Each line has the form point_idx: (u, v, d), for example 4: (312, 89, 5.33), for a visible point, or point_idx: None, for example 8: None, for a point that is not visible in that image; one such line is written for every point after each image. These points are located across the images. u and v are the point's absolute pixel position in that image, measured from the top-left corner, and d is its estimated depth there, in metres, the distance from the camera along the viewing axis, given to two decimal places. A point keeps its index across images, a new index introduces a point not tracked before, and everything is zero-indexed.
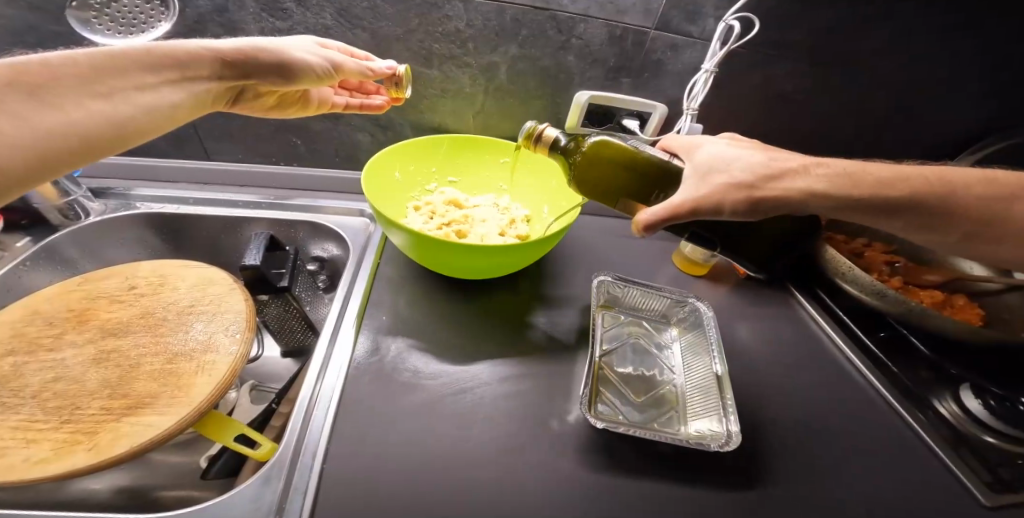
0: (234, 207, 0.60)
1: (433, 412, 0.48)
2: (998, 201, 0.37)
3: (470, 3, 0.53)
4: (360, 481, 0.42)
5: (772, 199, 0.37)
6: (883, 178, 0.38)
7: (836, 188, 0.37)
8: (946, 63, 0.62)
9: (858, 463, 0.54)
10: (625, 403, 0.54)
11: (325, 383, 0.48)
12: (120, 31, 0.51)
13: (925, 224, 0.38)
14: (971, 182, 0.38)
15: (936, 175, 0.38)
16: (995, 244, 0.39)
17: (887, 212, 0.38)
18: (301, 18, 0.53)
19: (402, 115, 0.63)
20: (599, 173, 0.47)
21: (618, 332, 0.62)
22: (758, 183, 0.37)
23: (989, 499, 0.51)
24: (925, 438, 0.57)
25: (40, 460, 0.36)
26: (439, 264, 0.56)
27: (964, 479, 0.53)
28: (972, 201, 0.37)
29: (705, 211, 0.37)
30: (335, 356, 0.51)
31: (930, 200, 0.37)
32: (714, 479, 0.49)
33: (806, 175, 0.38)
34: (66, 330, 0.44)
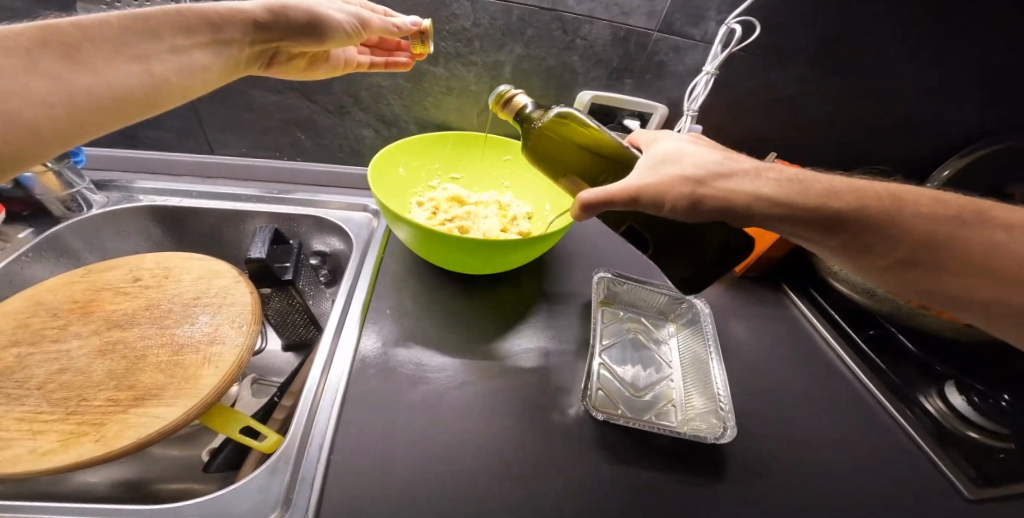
0: (237, 200, 0.60)
1: (436, 405, 0.49)
2: (944, 226, 0.36)
3: (477, 3, 0.53)
4: (365, 474, 0.42)
5: (727, 202, 0.37)
6: (823, 187, 0.38)
7: (786, 193, 0.37)
8: (933, 70, 0.65)
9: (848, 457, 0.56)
10: (623, 396, 0.55)
11: (331, 376, 0.49)
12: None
13: (863, 243, 0.37)
14: (924, 202, 0.37)
15: (885, 192, 0.37)
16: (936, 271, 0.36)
17: (834, 223, 0.37)
18: None
19: (407, 111, 0.63)
20: (555, 145, 0.45)
21: (616, 328, 0.63)
22: (716, 182, 0.37)
23: (972, 493, 0.53)
24: (912, 434, 0.59)
25: (46, 451, 0.35)
26: (441, 258, 0.57)
27: (949, 473, 0.55)
28: (927, 227, 0.36)
29: (648, 201, 0.37)
30: (341, 350, 0.51)
31: (871, 216, 0.36)
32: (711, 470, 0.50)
33: (757, 177, 0.38)
34: (70, 321, 0.43)
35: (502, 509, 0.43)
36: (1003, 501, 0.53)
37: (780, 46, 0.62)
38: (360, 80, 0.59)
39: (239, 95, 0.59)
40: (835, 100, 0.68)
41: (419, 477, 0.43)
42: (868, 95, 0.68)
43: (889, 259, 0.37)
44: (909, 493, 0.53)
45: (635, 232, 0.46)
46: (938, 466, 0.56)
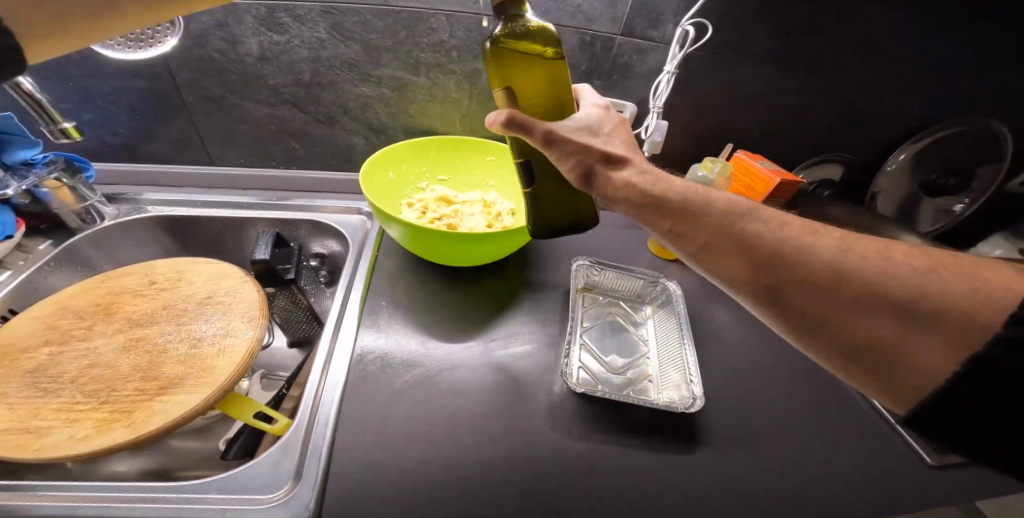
0: (238, 207, 0.64)
1: (428, 390, 0.53)
2: (742, 220, 0.36)
3: (453, 16, 0.58)
4: (363, 455, 0.47)
5: (601, 179, 0.40)
6: (668, 182, 0.40)
7: (641, 181, 0.39)
8: (876, 61, 0.70)
9: (825, 420, 0.57)
10: (602, 374, 0.60)
11: (330, 373, 0.53)
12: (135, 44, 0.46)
13: (675, 227, 0.38)
14: (734, 203, 0.38)
15: (706, 191, 0.39)
16: (733, 262, 0.36)
17: (653, 207, 0.39)
18: (297, 31, 0.57)
19: (394, 118, 0.67)
20: (522, 56, 0.42)
21: (597, 312, 0.68)
22: (600, 160, 0.40)
23: (933, 459, 0.53)
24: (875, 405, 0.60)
25: (83, 436, 0.39)
26: (431, 253, 0.61)
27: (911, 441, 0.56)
28: (766, 231, 0.35)
29: (554, 148, 0.39)
30: (338, 350, 0.55)
31: (684, 205, 0.38)
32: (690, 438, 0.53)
33: (634, 168, 0.40)
34: (95, 322, 0.48)
35: (493, 475, 0.47)
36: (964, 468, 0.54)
37: (734, 45, 0.67)
38: (349, 92, 0.63)
39: (237, 110, 0.63)
40: (791, 93, 0.74)
41: (414, 457, 0.47)
42: (819, 86, 0.73)
43: (704, 247, 0.37)
44: (909, 493, 0.51)
45: (530, 170, 0.46)
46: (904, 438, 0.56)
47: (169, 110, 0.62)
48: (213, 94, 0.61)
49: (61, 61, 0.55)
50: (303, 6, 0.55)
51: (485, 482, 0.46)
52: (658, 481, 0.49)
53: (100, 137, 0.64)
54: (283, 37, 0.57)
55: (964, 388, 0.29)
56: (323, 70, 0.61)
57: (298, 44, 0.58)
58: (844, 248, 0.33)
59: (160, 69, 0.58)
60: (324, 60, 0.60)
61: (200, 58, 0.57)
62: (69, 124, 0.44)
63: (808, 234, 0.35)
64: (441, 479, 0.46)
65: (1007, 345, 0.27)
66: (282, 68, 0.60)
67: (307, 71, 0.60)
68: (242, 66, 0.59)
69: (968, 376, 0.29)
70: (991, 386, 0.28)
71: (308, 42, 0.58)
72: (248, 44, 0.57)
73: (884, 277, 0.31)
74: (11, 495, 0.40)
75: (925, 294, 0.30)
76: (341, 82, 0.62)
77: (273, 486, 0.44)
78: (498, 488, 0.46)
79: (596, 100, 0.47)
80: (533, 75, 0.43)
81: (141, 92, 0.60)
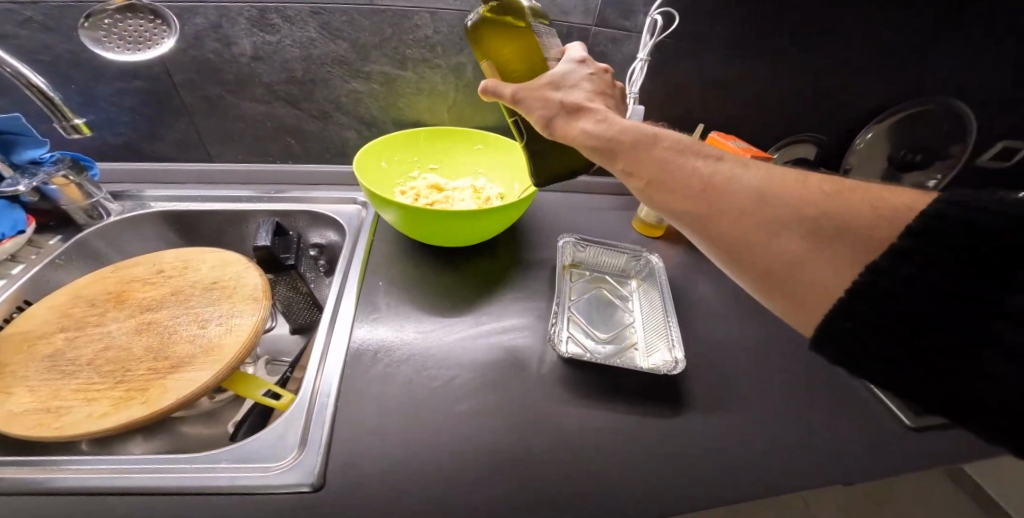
0: (238, 201, 0.67)
1: (426, 360, 0.55)
2: (685, 158, 0.41)
3: (436, 13, 0.61)
4: (360, 432, 0.47)
5: (561, 127, 0.44)
6: (624, 128, 0.43)
7: (599, 128, 0.43)
8: (837, 43, 0.74)
9: (805, 379, 0.60)
10: (592, 345, 0.61)
11: (326, 368, 0.52)
12: (133, 47, 0.48)
13: (626, 167, 0.43)
14: (682, 144, 0.42)
15: (657, 134, 0.43)
16: (674, 196, 0.40)
17: (607, 152, 0.43)
18: (287, 32, 0.60)
19: (384, 112, 0.70)
20: (500, 29, 0.47)
21: (584, 286, 0.70)
22: (559, 110, 0.44)
23: (912, 422, 0.55)
24: None
25: (101, 413, 0.42)
26: (424, 234, 0.64)
27: (891, 405, 0.57)
28: (704, 166, 0.40)
29: (521, 105, 0.44)
30: (334, 342, 0.55)
31: (635, 149, 0.42)
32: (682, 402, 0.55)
33: (593, 116, 0.44)
34: (108, 308, 0.50)
35: (494, 439, 0.48)
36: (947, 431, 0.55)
37: (703, 32, 0.72)
38: (340, 88, 0.66)
39: (233, 108, 0.66)
40: (760, 75, 0.78)
41: (412, 432, 0.47)
42: (786, 67, 0.77)
43: (650, 184, 0.41)
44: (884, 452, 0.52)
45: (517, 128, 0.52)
46: (884, 401, 0.58)
47: (168, 109, 0.65)
48: (209, 93, 0.64)
49: (63, 65, 0.58)
50: (293, 7, 0.58)
51: (480, 453, 0.47)
52: (646, 443, 0.50)
53: (103, 138, 0.67)
54: (275, 38, 0.60)
55: (857, 300, 0.31)
56: (314, 68, 0.64)
57: (289, 43, 0.61)
58: (772, 179, 0.38)
59: (157, 70, 0.60)
60: (315, 57, 0.63)
61: (196, 59, 0.60)
62: (79, 120, 0.47)
63: (741, 167, 0.39)
64: (439, 450, 0.46)
65: (895, 258, 0.30)
66: (275, 66, 0.63)
67: (299, 69, 0.63)
68: (236, 66, 0.62)
69: (864, 287, 0.31)
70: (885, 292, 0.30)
71: (298, 41, 0.61)
72: (241, 44, 0.60)
73: (804, 203, 0.36)
74: (33, 470, 0.43)
75: (835, 215, 0.35)
76: (332, 79, 0.65)
77: (279, 456, 0.45)
78: (495, 461, 0.46)
79: (573, 56, 0.49)
80: (508, 44, 0.47)
81: (142, 93, 0.62)
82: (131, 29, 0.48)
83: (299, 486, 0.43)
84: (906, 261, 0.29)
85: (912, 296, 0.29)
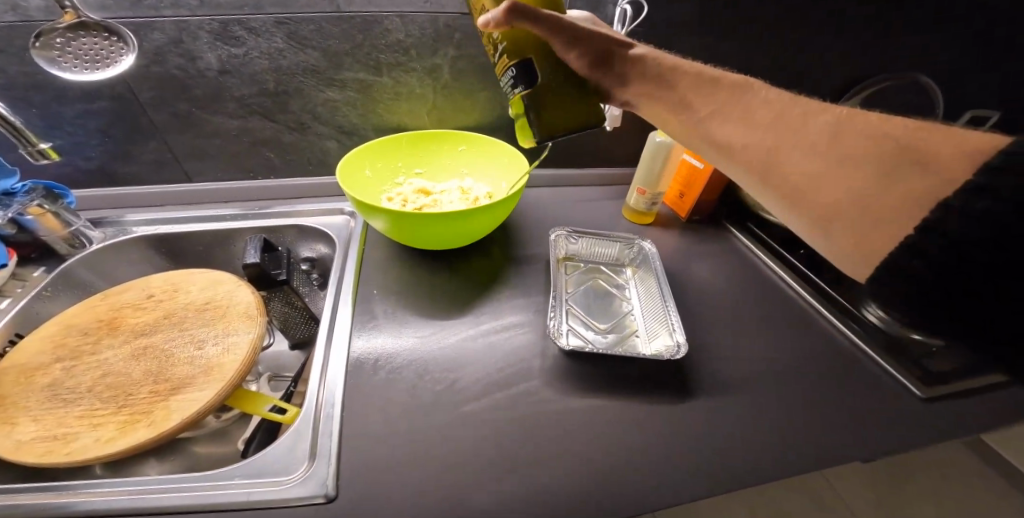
0: (224, 220, 0.66)
1: (429, 363, 0.54)
2: (741, 91, 0.45)
3: (406, 16, 0.61)
4: (373, 444, 0.46)
5: (616, 60, 0.49)
6: (685, 69, 0.48)
7: (658, 65, 0.49)
8: (808, 22, 0.75)
9: (804, 356, 0.61)
10: (591, 335, 0.61)
11: (328, 377, 0.51)
12: (88, 66, 0.47)
13: (683, 99, 0.48)
14: (746, 79, 0.46)
15: (718, 74, 0.47)
16: (728, 121, 0.45)
17: (666, 86, 0.49)
18: (254, 43, 0.59)
19: (363, 119, 0.69)
20: None
21: (580, 277, 0.70)
22: (616, 45, 0.49)
23: (923, 392, 0.56)
24: (855, 342, 0.63)
25: (108, 438, 0.41)
26: (415, 239, 0.64)
27: (898, 375, 0.58)
28: (769, 100, 0.43)
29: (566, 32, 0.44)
30: (333, 353, 0.54)
31: (692, 83, 0.48)
32: (686, 390, 0.55)
33: (656, 55, 0.49)
34: (101, 336, 0.49)
35: (506, 435, 0.48)
36: (953, 396, 0.57)
37: (674, 19, 0.72)
38: (315, 97, 0.65)
39: (205, 125, 0.65)
40: (736, 57, 0.78)
41: (422, 440, 0.47)
42: (760, 48, 0.77)
43: (704, 113, 0.46)
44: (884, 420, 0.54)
45: (527, 67, 0.44)
46: (884, 369, 0.59)
47: (139, 129, 0.63)
48: (180, 110, 0.63)
49: (24, 89, 0.56)
50: (256, 18, 0.57)
51: (495, 454, 0.47)
52: (654, 432, 0.50)
53: (73, 163, 0.65)
54: (240, 50, 0.59)
55: (930, 236, 0.31)
56: (286, 80, 0.62)
57: (256, 55, 0.60)
58: (832, 109, 0.40)
59: (120, 89, 0.59)
60: (285, 68, 0.62)
61: (162, 76, 0.59)
62: (44, 145, 0.47)
63: (809, 104, 0.41)
64: (452, 455, 0.46)
65: (974, 191, 0.29)
66: (244, 80, 0.61)
67: (270, 80, 0.62)
68: (204, 80, 0.60)
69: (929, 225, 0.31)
70: (950, 238, 0.30)
71: (266, 52, 0.60)
72: (206, 58, 0.58)
73: (866, 133, 0.37)
74: (51, 495, 0.41)
75: (903, 150, 0.35)
76: (305, 89, 0.64)
77: (290, 469, 0.44)
78: (510, 461, 0.46)
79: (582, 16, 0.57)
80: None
81: (108, 113, 0.61)
82: (87, 48, 0.47)
83: (315, 497, 0.42)
84: (980, 197, 0.29)
85: (969, 240, 0.29)
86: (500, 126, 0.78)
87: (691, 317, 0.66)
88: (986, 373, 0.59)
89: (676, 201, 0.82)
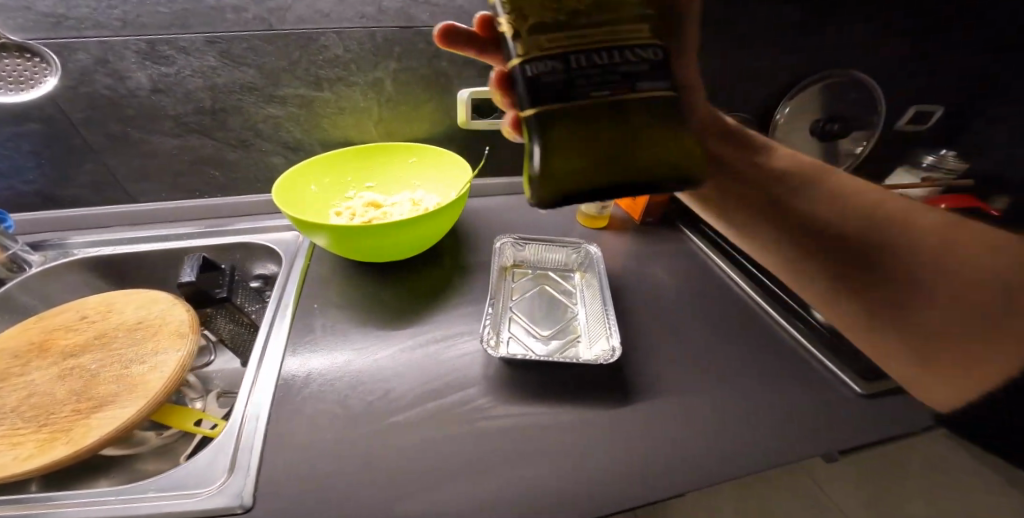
0: (170, 240, 0.67)
1: (364, 375, 0.53)
2: (782, 193, 0.47)
3: (342, 33, 0.62)
4: (295, 457, 0.45)
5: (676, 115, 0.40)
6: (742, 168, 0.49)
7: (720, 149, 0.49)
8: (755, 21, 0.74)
9: (750, 355, 0.60)
10: (534, 342, 0.60)
11: (255, 393, 0.50)
12: (13, 87, 0.51)
13: (780, 185, 0.47)
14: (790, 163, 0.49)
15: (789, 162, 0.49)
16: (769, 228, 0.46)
17: (755, 150, 0.50)
18: (184, 62, 0.59)
19: (307, 134, 0.70)
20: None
21: (528, 284, 0.69)
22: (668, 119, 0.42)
23: (865, 389, 0.55)
24: (803, 343, 0.62)
25: (26, 457, 0.41)
26: (358, 253, 0.64)
27: (843, 375, 0.57)
28: (838, 192, 0.45)
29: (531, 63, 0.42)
30: (265, 370, 0.53)
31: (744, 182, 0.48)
32: (626, 393, 0.54)
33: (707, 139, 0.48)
34: (31, 358, 0.50)
35: (434, 443, 0.47)
36: (897, 394, 0.56)
37: None
38: (254, 114, 0.66)
39: (144, 144, 0.65)
40: None
41: (347, 452, 0.46)
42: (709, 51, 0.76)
43: (747, 202, 0.48)
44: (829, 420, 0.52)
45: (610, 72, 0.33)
46: (832, 370, 0.58)
47: (76, 151, 0.63)
48: (116, 131, 0.63)
49: None
50: (185, 37, 0.58)
51: (421, 463, 0.45)
52: (588, 439, 0.49)
53: (13, 187, 0.65)
54: (172, 69, 0.60)
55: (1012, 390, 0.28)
56: (222, 98, 0.63)
57: (188, 74, 0.60)
58: (895, 201, 0.42)
59: (50, 110, 0.59)
60: (220, 86, 0.62)
61: (93, 97, 0.59)
62: None
63: (880, 195, 0.44)
64: (375, 464, 0.45)
65: None
66: (178, 98, 0.62)
67: (206, 99, 0.63)
68: (138, 100, 0.61)
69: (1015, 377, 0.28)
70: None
71: (198, 71, 0.60)
72: (136, 77, 0.59)
73: (909, 256, 0.38)
74: None
75: (933, 264, 0.36)
76: (243, 106, 0.64)
77: (209, 480, 0.43)
78: (435, 471, 0.45)
79: None
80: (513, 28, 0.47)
81: (40, 135, 0.61)
82: (10, 69, 0.51)
83: (230, 507, 0.41)
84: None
85: None
86: (449, 136, 0.78)
87: (637, 319, 0.65)
88: None
89: (630, 203, 0.82)
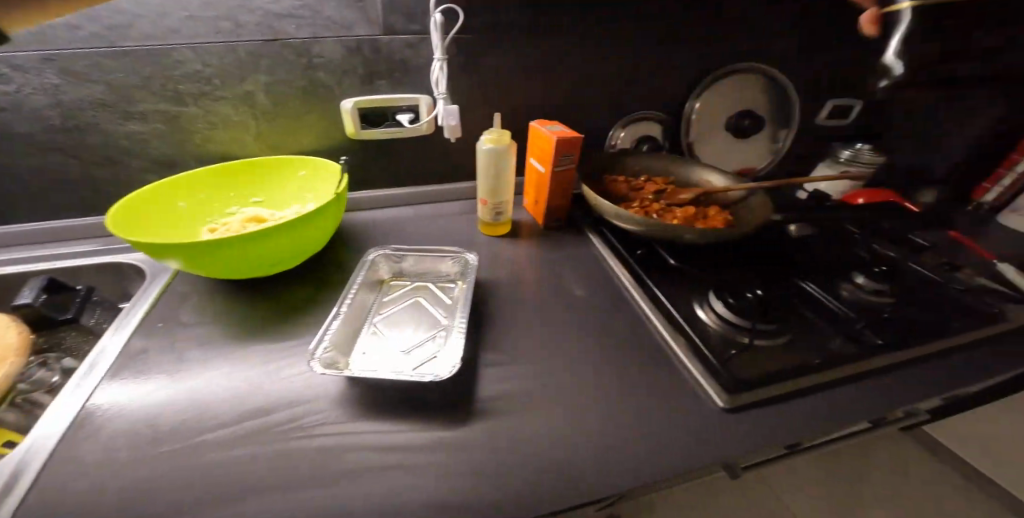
0: (35, 261, 0.66)
1: (186, 396, 0.50)
2: None
3: (198, 47, 0.62)
4: (70, 481, 0.41)
5: None
6: None
7: None
8: None
9: (619, 366, 0.56)
10: (384, 356, 0.56)
11: (54, 416, 0.46)
12: None
13: None
14: None
15: None
16: None
17: None
18: (23, 80, 0.59)
19: (177, 150, 0.69)
20: None
21: (401, 298, 0.65)
22: None
23: (726, 402, 0.50)
24: (674, 350, 0.57)
25: None
26: (215, 270, 0.61)
27: (705, 387, 0.52)
28: None
29: None
30: (76, 393, 0.49)
31: None
32: (471, 406, 0.50)
33: None
34: None
35: (229, 466, 0.43)
36: (764, 403, 0.50)
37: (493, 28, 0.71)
38: (115, 131, 0.65)
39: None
40: None
41: (131, 476, 0.41)
42: None
43: None
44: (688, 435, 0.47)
45: None
46: (694, 378, 0.54)
47: None
48: None
49: None
50: (18, 55, 0.57)
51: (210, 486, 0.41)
52: (407, 460, 0.44)
53: None
54: (13, 88, 0.59)
55: None
56: (74, 115, 0.62)
57: (31, 92, 0.60)
58: None
59: None
60: (68, 104, 0.61)
61: None
62: None
63: None
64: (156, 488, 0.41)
65: None
66: (24, 117, 0.61)
67: (55, 117, 0.62)
68: None
69: None
70: None
71: (41, 89, 0.60)
72: None
73: None
74: None
75: None
76: (100, 123, 0.64)
77: None
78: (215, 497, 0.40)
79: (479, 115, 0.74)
80: None
81: None
82: None
83: None
84: None
85: None
86: (335, 148, 0.77)
87: (508, 330, 0.61)
88: (810, 374, 0.53)
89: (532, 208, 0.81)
